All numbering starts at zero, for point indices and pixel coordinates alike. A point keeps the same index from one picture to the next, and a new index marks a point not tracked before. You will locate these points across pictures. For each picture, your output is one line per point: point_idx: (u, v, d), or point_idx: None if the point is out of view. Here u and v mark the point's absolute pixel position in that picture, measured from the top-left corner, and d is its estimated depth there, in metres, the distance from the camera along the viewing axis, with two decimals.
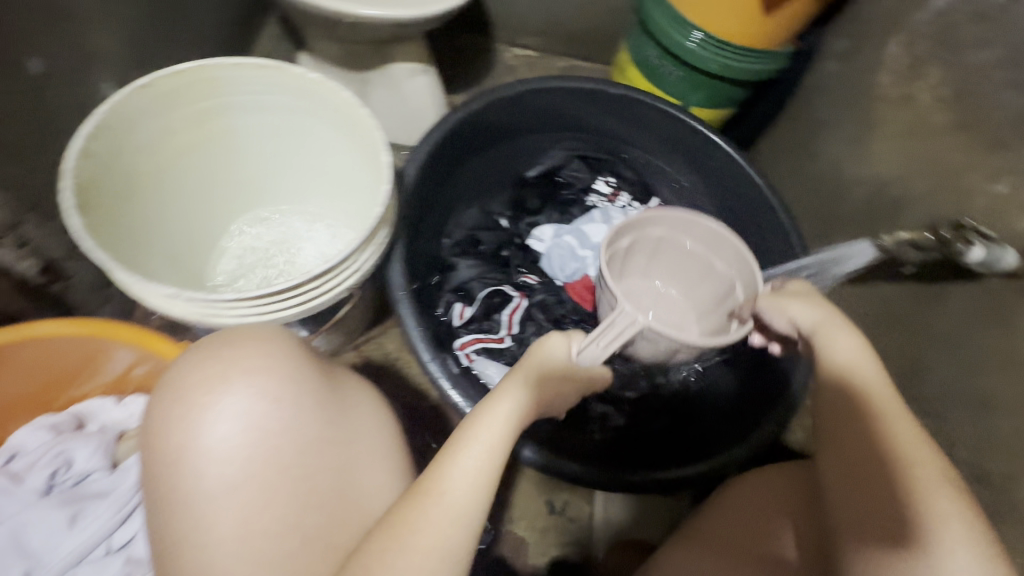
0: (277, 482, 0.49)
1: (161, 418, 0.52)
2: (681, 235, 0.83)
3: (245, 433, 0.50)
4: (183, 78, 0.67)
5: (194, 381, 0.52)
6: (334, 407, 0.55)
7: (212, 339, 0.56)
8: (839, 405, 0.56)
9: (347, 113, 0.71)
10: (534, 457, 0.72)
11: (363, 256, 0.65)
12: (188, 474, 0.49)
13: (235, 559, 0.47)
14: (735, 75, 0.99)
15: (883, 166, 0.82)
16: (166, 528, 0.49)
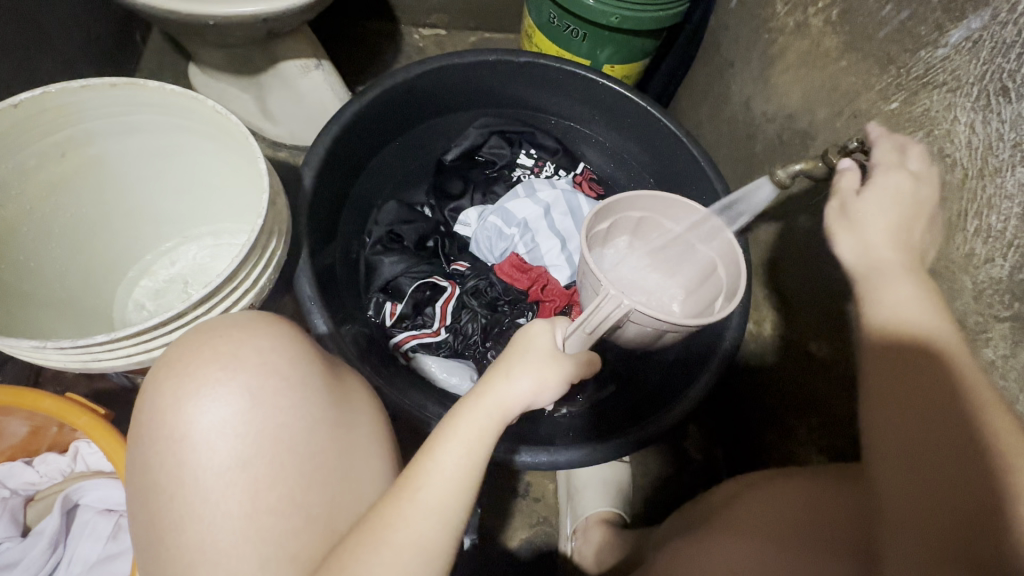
0: (286, 461, 0.48)
1: (169, 389, 0.49)
2: (664, 219, 0.79)
3: (258, 410, 0.49)
4: (19, 111, 0.61)
5: (205, 355, 0.50)
6: (335, 396, 0.54)
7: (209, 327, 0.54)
8: (887, 358, 0.46)
9: (216, 122, 0.66)
10: (530, 459, 0.72)
11: (256, 268, 0.63)
12: (192, 449, 0.47)
13: (234, 544, 0.45)
14: (635, 25, 0.96)
15: (787, 99, 0.80)
16: (165, 504, 0.47)
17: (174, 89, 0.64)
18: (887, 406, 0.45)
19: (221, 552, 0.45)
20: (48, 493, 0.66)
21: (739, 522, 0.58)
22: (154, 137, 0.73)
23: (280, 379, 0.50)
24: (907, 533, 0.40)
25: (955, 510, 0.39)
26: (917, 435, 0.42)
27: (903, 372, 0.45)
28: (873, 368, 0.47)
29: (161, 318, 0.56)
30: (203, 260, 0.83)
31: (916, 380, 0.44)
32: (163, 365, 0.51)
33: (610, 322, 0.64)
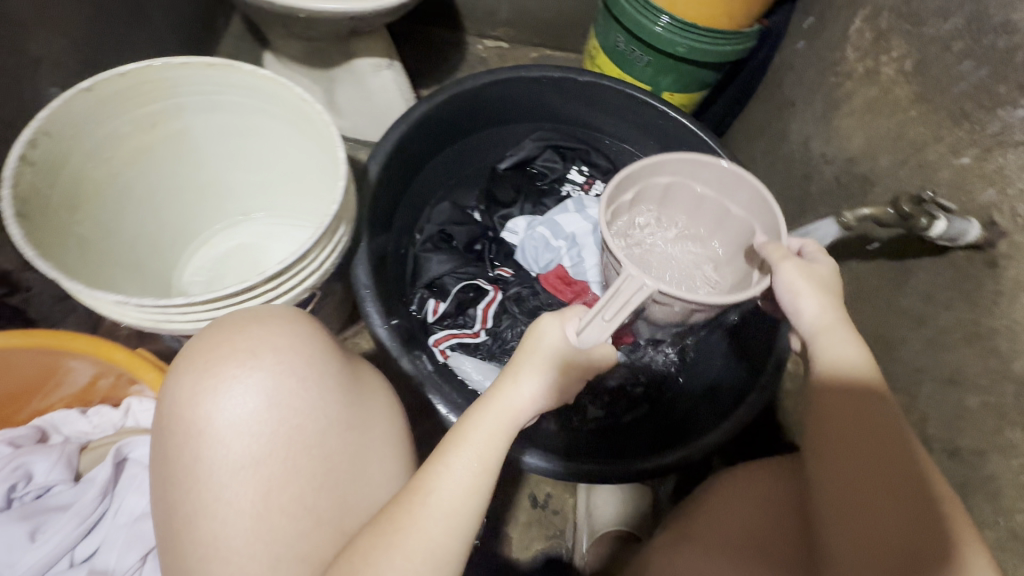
0: (299, 461, 0.50)
1: (189, 384, 0.52)
2: (694, 183, 0.76)
3: (271, 410, 0.51)
4: (125, 80, 0.64)
5: (223, 351, 0.53)
6: (354, 395, 0.56)
7: (244, 316, 0.56)
8: (845, 403, 0.51)
9: (299, 108, 0.69)
10: (542, 465, 0.73)
11: (322, 254, 0.65)
12: (208, 443, 0.50)
13: (247, 537, 0.48)
14: (702, 57, 0.99)
15: (850, 144, 0.82)
16: (182, 497, 0.49)
17: (266, 74, 0.67)
18: (843, 444, 0.50)
19: (234, 547, 0.48)
20: (102, 442, 0.66)
21: (717, 533, 0.58)
22: (239, 118, 0.77)
23: (297, 380, 0.52)
24: (864, 561, 0.46)
25: (905, 557, 0.45)
26: (872, 476, 0.48)
27: (866, 432, 0.49)
28: (824, 404, 0.52)
29: (233, 288, 0.59)
30: (266, 239, 0.87)
31: (871, 419, 0.50)
32: (185, 357, 0.54)
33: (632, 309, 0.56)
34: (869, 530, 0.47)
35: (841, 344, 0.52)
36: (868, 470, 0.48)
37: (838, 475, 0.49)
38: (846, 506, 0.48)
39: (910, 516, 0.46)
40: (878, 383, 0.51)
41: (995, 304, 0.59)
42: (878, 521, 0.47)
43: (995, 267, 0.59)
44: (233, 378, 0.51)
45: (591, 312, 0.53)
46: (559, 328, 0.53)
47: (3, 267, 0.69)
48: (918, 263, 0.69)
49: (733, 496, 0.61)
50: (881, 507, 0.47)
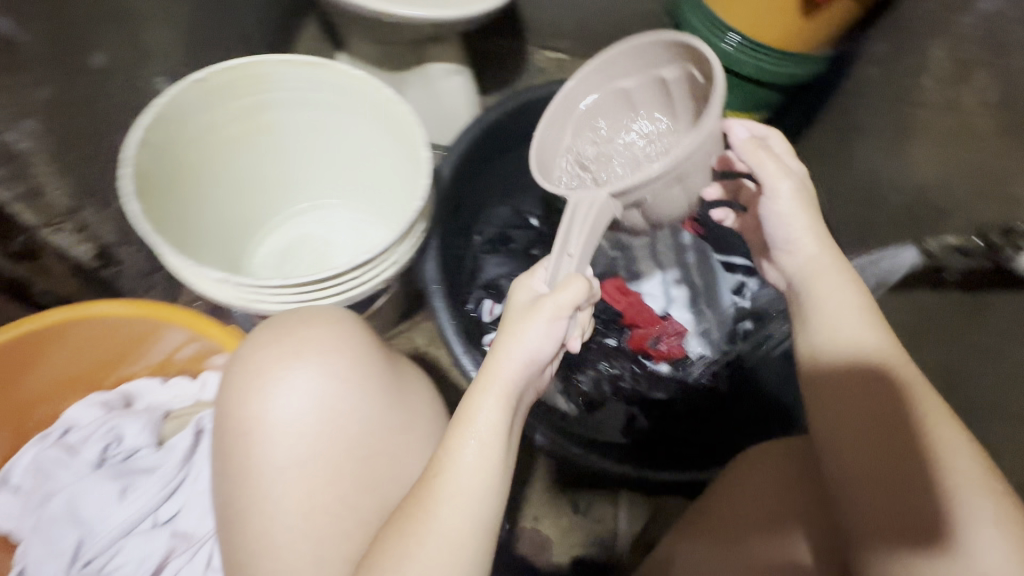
0: (342, 463, 0.53)
1: (240, 384, 0.55)
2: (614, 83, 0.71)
3: (316, 412, 0.53)
4: (230, 74, 0.69)
5: (271, 353, 0.56)
6: (398, 398, 0.58)
7: (293, 319, 0.59)
8: (850, 380, 0.51)
9: (387, 108, 0.73)
10: (567, 450, 0.75)
11: (400, 248, 0.67)
12: (259, 443, 0.53)
13: (296, 535, 0.50)
14: (773, 79, 1.00)
15: (926, 172, 0.82)
16: (236, 495, 0.53)
17: (359, 74, 0.71)
18: (849, 412, 0.50)
19: (283, 543, 0.50)
20: (184, 412, 0.69)
21: (731, 512, 0.58)
22: (325, 115, 0.80)
23: (341, 383, 0.55)
24: (877, 524, 0.46)
25: (916, 519, 0.45)
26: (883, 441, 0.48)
27: (872, 409, 0.49)
28: (828, 386, 0.52)
29: (324, 274, 0.63)
30: (336, 233, 0.89)
31: (872, 395, 0.49)
32: (238, 360, 0.57)
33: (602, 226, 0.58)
34: (884, 502, 0.46)
35: (834, 289, 0.54)
36: (879, 445, 0.48)
37: (848, 449, 0.49)
38: (856, 472, 0.48)
39: (919, 479, 0.46)
40: (882, 359, 0.50)
41: None
42: (887, 486, 0.47)
43: None
44: (283, 378, 0.54)
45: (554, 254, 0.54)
46: (529, 289, 0.54)
47: (102, 240, 0.74)
48: (993, 298, 0.68)
49: (746, 477, 0.60)
50: (888, 474, 0.47)
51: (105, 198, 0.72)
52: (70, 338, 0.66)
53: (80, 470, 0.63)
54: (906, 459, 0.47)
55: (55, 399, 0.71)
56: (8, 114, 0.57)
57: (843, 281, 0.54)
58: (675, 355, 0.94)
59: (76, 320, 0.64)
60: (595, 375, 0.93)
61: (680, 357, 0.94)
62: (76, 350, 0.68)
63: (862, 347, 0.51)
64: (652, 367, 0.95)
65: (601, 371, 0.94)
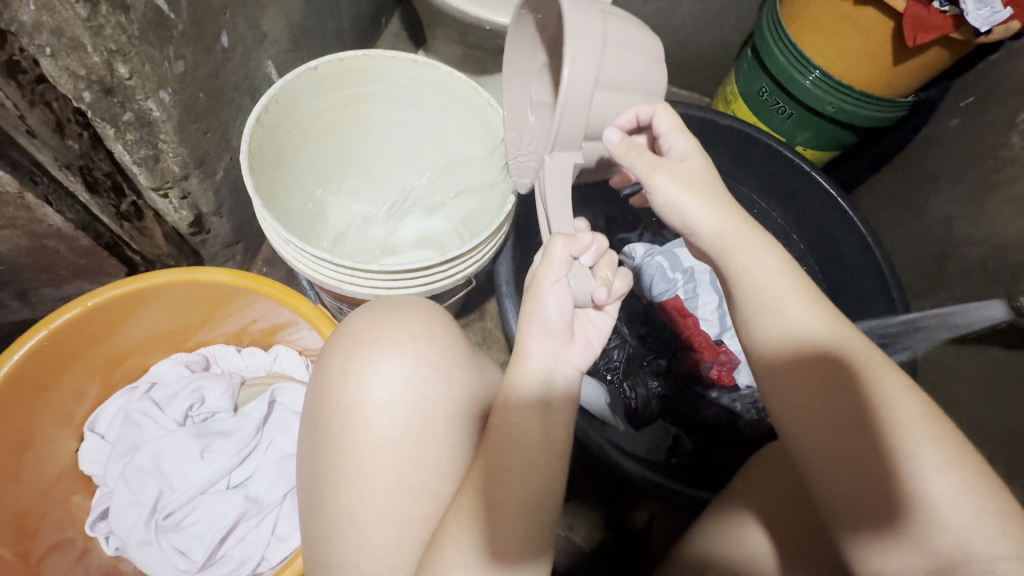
0: (428, 449, 0.54)
1: (340, 362, 0.57)
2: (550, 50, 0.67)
3: (408, 397, 0.55)
4: (342, 64, 0.73)
5: (371, 337, 0.57)
6: (478, 392, 0.59)
7: (389, 305, 0.61)
8: (798, 369, 0.48)
9: (484, 112, 0.76)
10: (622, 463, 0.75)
11: (486, 247, 0.69)
12: (353, 420, 0.54)
13: (380, 511, 0.52)
14: (851, 118, 1.00)
15: (1002, 228, 0.81)
16: (325, 468, 0.54)
17: (461, 77, 0.74)
18: (803, 404, 0.47)
19: (367, 520, 0.52)
20: (258, 381, 0.72)
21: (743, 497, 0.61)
22: (418, 112, 0.83)
23: (431, 370, 0.56)
24: (850, 510, 0.45)
25: (881, 495, 0.44)
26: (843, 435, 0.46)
27: (826, 397, 0.47)
28: (778, 379, 0.49)
29: (413, 264, 0.65)
30: (407, 221, 0.89)
31: (825, 380, 0.47)
32: (334, 339, 0.59)
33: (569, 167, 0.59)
34: (856, 488, 0.45)
35: (750, 263, 0.51)
36: (835, 432, 0.46)
37: (810, 444, 0.47)
38: (817, 469, 0.47)
39: (873, 453, 0.44)
40: (820, 338, 0.48)
41: None
42: (847, 481, 0.45)
43: None
44: (378, 359, 0.56)
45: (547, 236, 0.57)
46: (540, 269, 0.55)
47: (200, 209, 0.77)
48: None
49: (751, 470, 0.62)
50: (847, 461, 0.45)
51: (207, 169, 0.74)
52: (170, 300, 0.69)
53: (165, 426, 0.65)
54: (861, 440, 0.45)
55: (144, 352, 0.74)
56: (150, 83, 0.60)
57: (755, 248, 0.51)
58: (725, 383, 0.92)
59: (177, 283, 0.67)
60: (645, 393, 0.92)
61: (731, 386, 0.93)
62: (169, 311, 0.71)
63: (807, 332, 0.48)
64: (703, 392, 0.93)
65: (651, 390, 0.93)
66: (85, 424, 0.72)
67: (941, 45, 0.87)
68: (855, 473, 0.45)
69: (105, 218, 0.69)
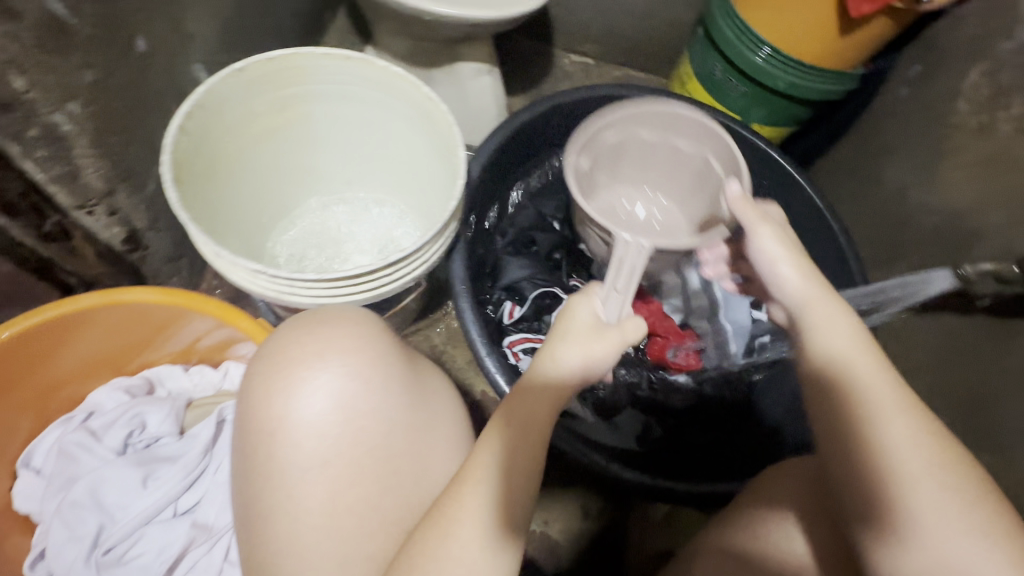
0: (364, 464, 0.52)
1: (264, 383, 0.55)
2: (643, 130, 0.86)
3: (335, 411, 0.53)
4: (272, 64, 0.69)
5: (293, 354, 0.55)
6: (420, 397, 0.57)
7: (314, 315, 0.59)
8: (827, 389, 0.50)
9: (425, 106, 0.72)
10: (587, 458, 0.74)
11: (432, 247, 0.67)
12: (282, 442, 0.52)
13: (319, 534, 0.50)
14: (804, 93, 1.00)
15: (954, 195, 0.81)
16: (260, 493, 0.52)
17: (398, 72, 0.70)
18: (831, 422, 0.49)
19: (304, 543, 0.50)
20: (205, 401, 0.69)
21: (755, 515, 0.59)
22: (360, 111, 0.79)
23: (360, 381, 0.54)
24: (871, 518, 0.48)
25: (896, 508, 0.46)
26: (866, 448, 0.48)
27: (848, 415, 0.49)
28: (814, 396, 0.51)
29: (355, 271, 0.62)
30: (359, 224, 0.87)
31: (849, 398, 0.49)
32: (258, 363, 0.57)
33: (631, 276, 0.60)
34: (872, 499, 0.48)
35: (830, 317, 0.51)
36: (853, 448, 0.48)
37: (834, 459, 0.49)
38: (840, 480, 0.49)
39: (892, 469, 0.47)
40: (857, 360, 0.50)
41: None
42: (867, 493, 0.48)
43: None
44: (305, 377, 0.54)
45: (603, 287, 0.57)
46: (589, 304, 0.53)
47: (133, 224, 0.74)
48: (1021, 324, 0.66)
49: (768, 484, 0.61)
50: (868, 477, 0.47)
51: (138, 183, 0.72)
52: (100, 324, 0.65)
53: (103, 456, 0.63)
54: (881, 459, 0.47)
55: (82, 379, 0.71)
56: (54, 95, 0.57)
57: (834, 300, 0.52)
58: (691, 367, 0.93)
59: (105, 306, 0.63)
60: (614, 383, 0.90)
61: (697, 369, 0.93)
62: (104, 334, 0.67)
63: (843, 356, 0.50)
64: (669, 377, 0.93)
65: (619, 379, 0.91)
66: (17, 461, 0.68)
67: (885, 14, 0.87)
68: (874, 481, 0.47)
69: (28, 241, 0.63)
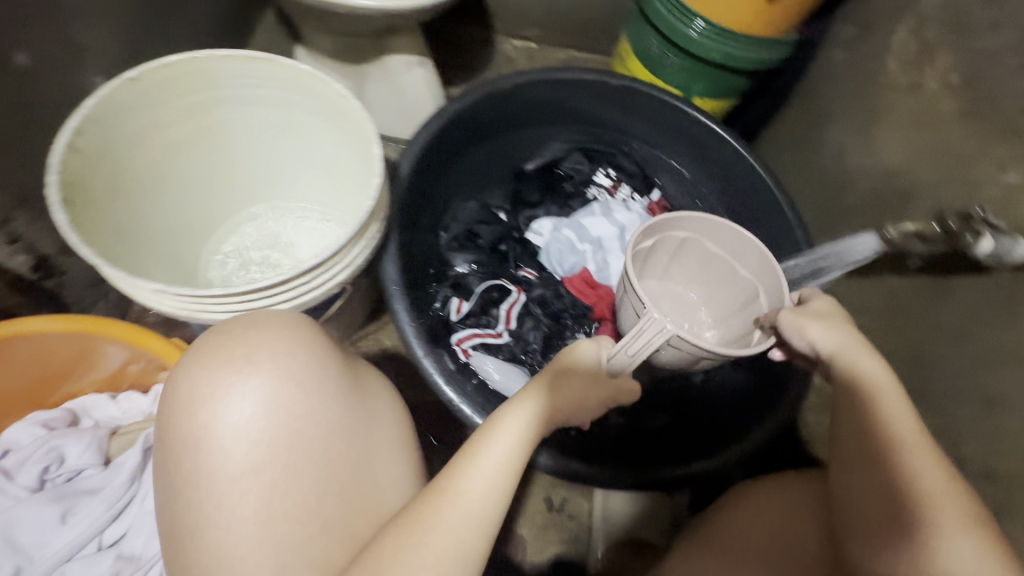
0: (301, 467, 0.50)
1: (188, 391, 0.52)
2: (710, 242, 0.75)
3: (268, 417, 0.51)
4: (169, 72, 0.65)
5: (220, 359, 0.52)
6: (356, 398, 0.56)
7: (240, 322, 0.56)
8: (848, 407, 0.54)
9: (337, 103, 0.69)
10: (550, 465, 0.71)
11: (353, 249, 0.65)
12: (210, 452, 0.49)
13: (255, 543, 0.48)
14: (739, 63, 0.97)
15: (890, 156, 0.80)
16: (187, 505, 0.49)
17: (306, 69, 0.67)
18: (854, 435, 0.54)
19: (238, 553, 0.48)
20: (130, 428, 0.67)
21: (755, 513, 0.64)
22: (276, 113, 0.76)
23: (293, 385, 0.52)
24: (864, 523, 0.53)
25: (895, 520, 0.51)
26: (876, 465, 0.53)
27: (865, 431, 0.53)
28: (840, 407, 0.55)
29: (268, 282, 0.59)
30: (292, 231, 0.85)
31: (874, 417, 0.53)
32: (185, 367, 0.54)
33: (650, 348, 0.60)
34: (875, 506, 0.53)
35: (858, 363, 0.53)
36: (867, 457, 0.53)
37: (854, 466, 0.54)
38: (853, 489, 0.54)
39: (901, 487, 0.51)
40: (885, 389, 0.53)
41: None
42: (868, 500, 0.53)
43: None
44: (235, 383, 0.51)
45: (619, 345, 0.60)
46: (595, 351, 0.61)
47: (41, 251, 0.71)
48: (955, 283, 0.65)
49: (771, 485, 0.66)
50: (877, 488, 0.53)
51: (35, 207, 0.70)
52: (8, 358, 0.63)
53: (17, 495, 0.60)
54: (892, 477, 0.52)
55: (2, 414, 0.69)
56: None
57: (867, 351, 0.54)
58: None
59: (6, 339, 0.61)
60: None
61: None
62: (18, 367, 0.65)
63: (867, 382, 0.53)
64: None
65: None
66: None
67: None
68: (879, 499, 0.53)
69: None
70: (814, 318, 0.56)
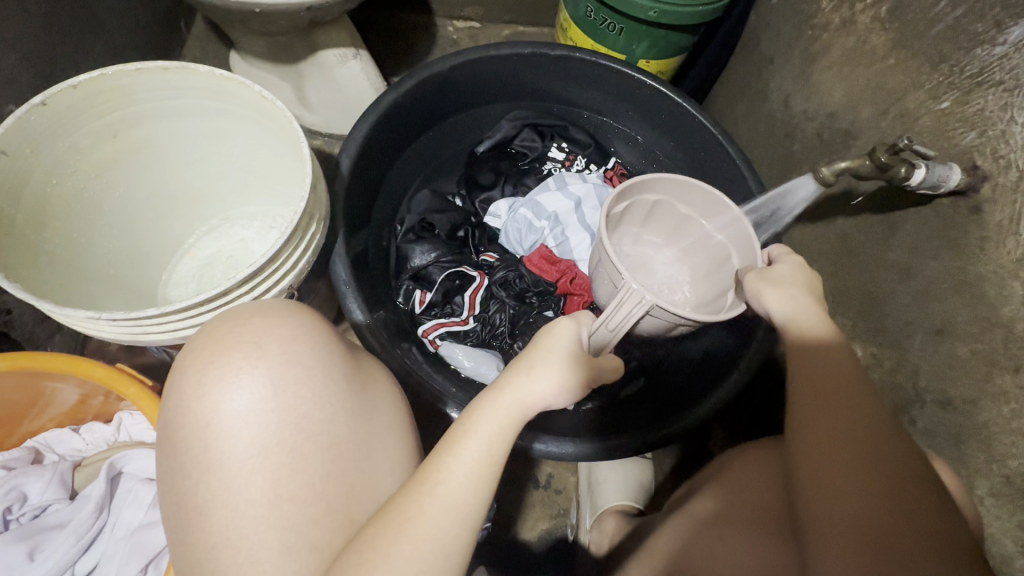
0: (307, 450, 0.48)
1: (194, 377, 0.49)
2: (681, 204, 0.77)
3: (279, 399, 0.48)
4: (78, 93, 0.62)
5: (229, 345, 0.50)
6: (359, 385, 0.54)
7: (246, 309, 0.54)
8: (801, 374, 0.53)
9: (260, 105, 0.67)
10: (548, 449, 0.73)
11: (293, 252, 0.64)
12: (215, 436, 0.47)
13: (262, 525, 0.45)
14: (673, 20, 0.95)
15: (829, 97, 0.79)
16: (190, 490, 0.47)
17: (222, 74, 0.65)
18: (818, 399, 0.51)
19: (244, 537, 0.45)
20: (94, 459, 0.70)
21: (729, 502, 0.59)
22: (203, 122, 0.74)
23: (303, 369, 0.50)
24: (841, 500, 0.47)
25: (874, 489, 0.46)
26: (841, 450, 0.48)
27: (829, 392, 0.51)
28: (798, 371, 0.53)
29: (207, 295, 0.58)
30: (245, 238, 0.84)
31: (837, 376, 0.51)
32: (188, 353, 0.51)
33: (632, 320, 0.62)
34: (847, 473, 0.47)
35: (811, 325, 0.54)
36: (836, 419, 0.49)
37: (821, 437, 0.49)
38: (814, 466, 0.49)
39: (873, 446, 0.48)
40: (838, 346, 0.53)
41: (981, 251, 0.57)
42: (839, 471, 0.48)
43: (978, 213, 0.58)
44: (241, 367, 0.49)
45: (599, 321, 0.60)
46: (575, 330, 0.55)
47: None
48: (902, 217, 0.67)
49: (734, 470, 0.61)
50: (852, 457, 0.48)
51: None
52: None
53: None
54: (862, 437, 0.48)
55: None
56: None
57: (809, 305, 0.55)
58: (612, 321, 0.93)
59: None
60: None
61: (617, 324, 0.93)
62: None
63: (819, 341, 0.53)
64: None
65: None
66: None
67: None
68: (859, 494, 0.46)
69: None
70: (772, 284, 0.57)
